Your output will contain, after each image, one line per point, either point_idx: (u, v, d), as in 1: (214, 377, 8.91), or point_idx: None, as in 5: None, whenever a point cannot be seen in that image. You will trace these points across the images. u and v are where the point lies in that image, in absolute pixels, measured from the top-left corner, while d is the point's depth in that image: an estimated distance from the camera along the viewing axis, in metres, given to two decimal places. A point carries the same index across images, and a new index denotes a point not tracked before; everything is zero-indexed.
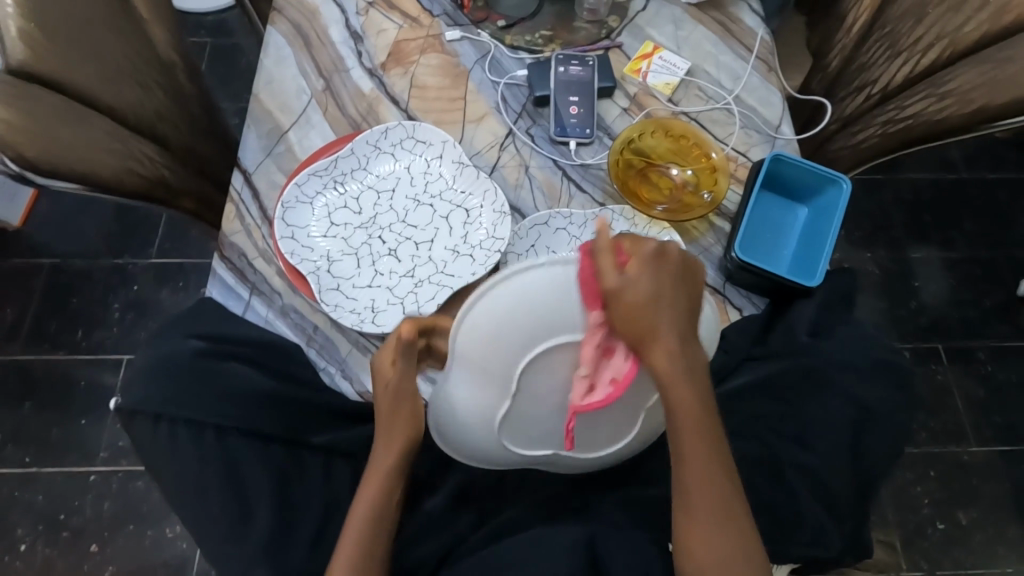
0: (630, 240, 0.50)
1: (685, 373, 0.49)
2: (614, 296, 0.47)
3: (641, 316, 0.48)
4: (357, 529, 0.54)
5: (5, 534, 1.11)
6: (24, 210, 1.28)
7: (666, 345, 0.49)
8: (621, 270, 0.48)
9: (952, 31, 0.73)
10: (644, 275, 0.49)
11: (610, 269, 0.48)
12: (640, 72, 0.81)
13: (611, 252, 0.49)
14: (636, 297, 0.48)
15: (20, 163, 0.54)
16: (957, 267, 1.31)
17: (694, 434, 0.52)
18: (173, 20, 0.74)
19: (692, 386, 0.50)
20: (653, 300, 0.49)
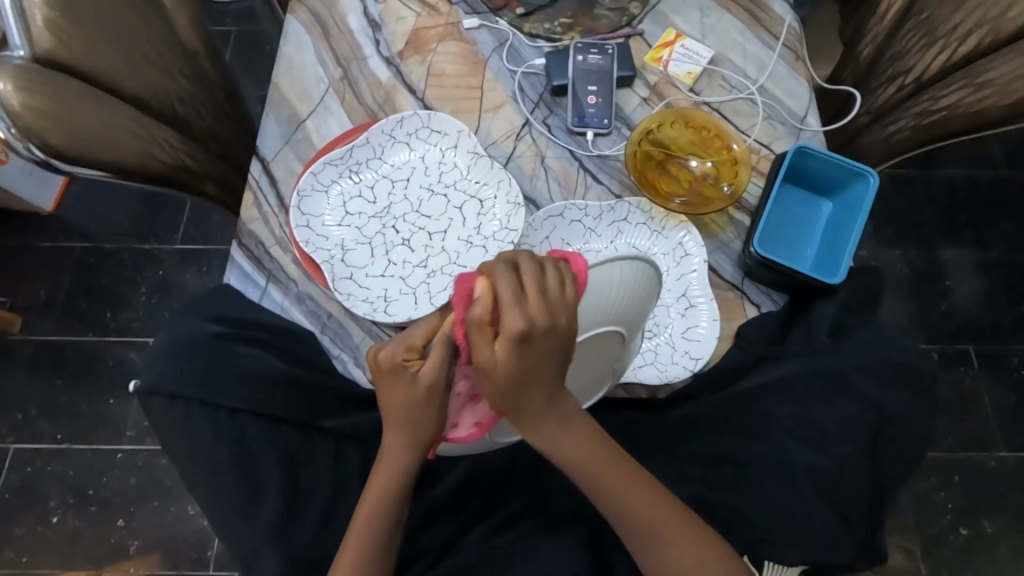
0: (504, 301, 0.42)
1: (558, 429, 0.49)
2: (479, 369, 0.44)
3: (500, 387, 0.45)
4: (363, 525, 0.54)
5: (37, 505, 1.15)
6: (56, 194, 1.32)
7: (527, 405, 0.47)
8: (491, 346, 0.43)
9: (993, 17, 0.69)
10: (508, 353, 0.43)
11: (485, 343, 0.43)
12: (661, 61, 0.79)
13: (481, 322, 0.42)
14: (500, 375, 0.44)
15: (46, 150, 0.56)
16: (992, 266, 1.26)
17: (601, 478, 0.52)
18: (195, 8, 0.75)
19: (569, 434, 0.50)
20: (515, 379, 0.44)
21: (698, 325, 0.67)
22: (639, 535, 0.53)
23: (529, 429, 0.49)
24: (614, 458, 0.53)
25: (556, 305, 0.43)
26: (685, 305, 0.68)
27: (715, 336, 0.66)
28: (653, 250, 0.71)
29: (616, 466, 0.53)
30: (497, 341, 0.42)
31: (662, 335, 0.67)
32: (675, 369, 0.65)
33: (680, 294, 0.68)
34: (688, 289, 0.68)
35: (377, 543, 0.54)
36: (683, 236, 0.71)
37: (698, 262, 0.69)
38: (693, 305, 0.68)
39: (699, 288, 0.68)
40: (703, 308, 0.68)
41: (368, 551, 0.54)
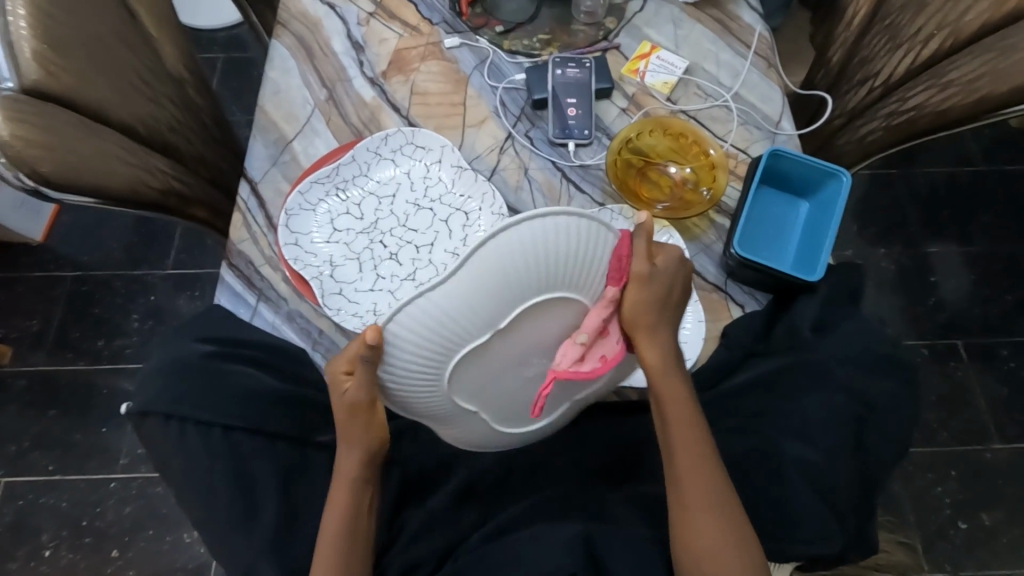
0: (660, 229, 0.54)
1: (670, 361, 0.55)
2: (638, 276, 0.51)
3: (651, 297, 0.52)
4: (335, 525, 0.54)
5: (30, 539, 1.14)
6: (46, 225, 1.32)
7: (659, 329, 0.54)
8: (652, 261, 0.52)
9: (953, 20, 0.71)
10: (672, 266, 0.53)
11: (643, 255, 0.51)
12: (638, 72, 0.82)
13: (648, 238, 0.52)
14: (657, 284, 0.52)
15: (35, 178, 0.56)
16: (976, 260, 1.29)
17: (680, 429, 0.57)
18: (181, 37, 0.76)
19: (676, 371, 0.56)
20: (667, 296, 0.53)
21: (684, 327, 0.68)
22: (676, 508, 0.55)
23: (645, 360, 0.55)
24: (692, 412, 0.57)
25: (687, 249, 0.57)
26: None
27: (700, 337, 0.68)
28: None
29: (690, 425, 0.57)
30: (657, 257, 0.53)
31: None
32: None
33: None
34: None
35: (352, 541, 0.54)
36: (666, 240, 0.73)
37: None
38: None
39: None
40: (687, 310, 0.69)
41: (345, 547, 0.54)
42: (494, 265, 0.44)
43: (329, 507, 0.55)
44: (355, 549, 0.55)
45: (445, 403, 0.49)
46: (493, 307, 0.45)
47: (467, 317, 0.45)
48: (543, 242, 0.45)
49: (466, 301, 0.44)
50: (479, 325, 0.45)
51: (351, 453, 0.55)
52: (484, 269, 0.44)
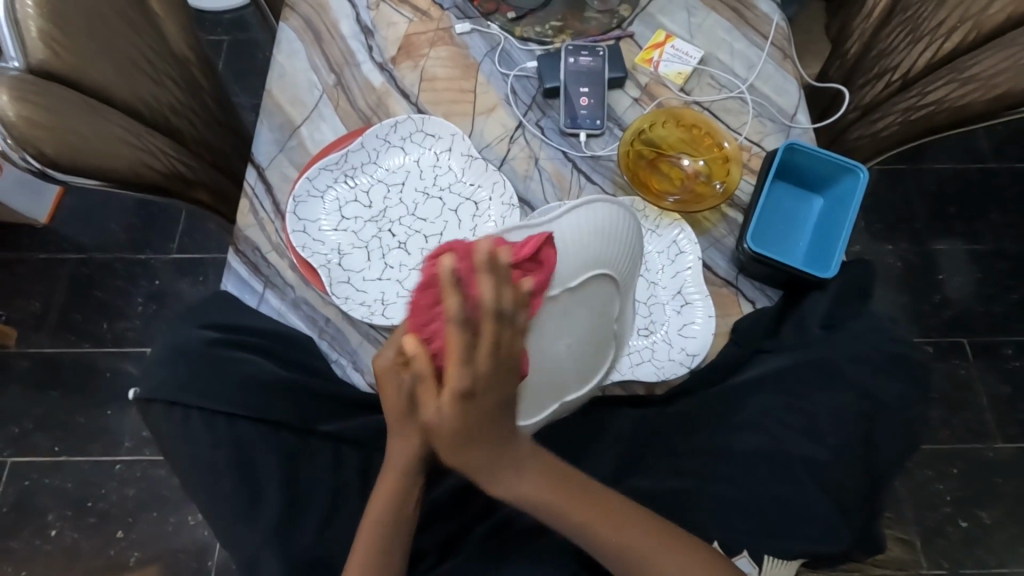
0: (454, 340, 0.39)
1: (523, 482, 0.49)
2: (431, 423, 0.45)
3: (466, 429, 0.45)
4: (379, 504, 0.52)
5: (34, 519, 1.15)
6: (50, 206, 1.32)
7: (487, 462, 0.48)
8: (438, 399, 0.44)
9: (976, 13, 0.70)
10: (452, 408, 0.44)
11: (429, 395, 0.44)
12: (652, 61, 0.80)
13: (426, 378, 0.44)
14: (449, 427, 0.45)
15: (40, 159, 0.56)
16: (984, 258, 1.28)
17: (584, 513, 0.50)
18: (187, 17, 0.75)
19: (540, 479, 0.50)
20: (470, 428, 0.45)
21: (694, 322, 0.68)
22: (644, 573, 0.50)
23: (500, 489, 0.49)
24: (589, 490, 0.52)
25: (500, 359, 0.41)
26: (680, 302, 0.69)
27: (710, 333, 0.67)
28: (648, 248, 0.71)
29: (591, 504, 0.51)
30: (441, 395, 0.43)
31: (659, 332, 0.68)
32: (671, 365, 0.66)
33: (676, 292, 0.69)
34: (683, 286, 0.69)
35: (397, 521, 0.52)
36: (677, 234, 0.71)
37: (692, 259, 0.70)
38: (688, 303, 0.69)
39: (694, 285, 0.69)
40: (698, 305, 0.68)
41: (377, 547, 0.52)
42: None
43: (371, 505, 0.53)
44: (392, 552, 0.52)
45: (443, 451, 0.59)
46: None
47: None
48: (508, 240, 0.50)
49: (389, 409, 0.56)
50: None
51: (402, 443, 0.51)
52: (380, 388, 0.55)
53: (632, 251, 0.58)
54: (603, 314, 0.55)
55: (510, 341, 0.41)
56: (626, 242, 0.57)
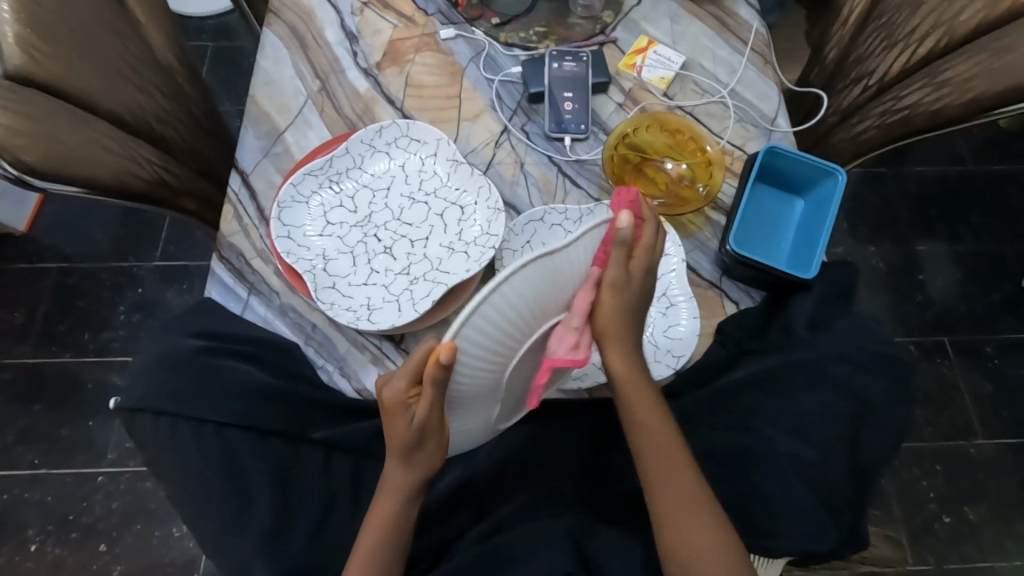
0: (646, 240, 0.51)
1: (640, 363, 0.56)
2: (612, 282, 0.50)
3: (625, 303, 0.52)
4: (374, 532, 0.53)
5: (16, 535, 1.12)
6: (31, 215, 1.30)
7: (627, 342, 0.54)
8: (631, 261, 0.51)
9: (947, 20, 0.72)
10: (644, 267, 0.52)
11: (619, 260, 0.50)
12: (635, 67, 0.81)
13: (627, 242, 0.49)
14: (632, 288, 0.51)
15: (18, 167, 0.55)
16: (964, 258, 1.30)
17: (661, 439, 0.56)
18: (170, 24, 0.75)
19: (644, 384, 0.57)
20: (641, 296, 0.53)
21: (679, 324, 0.68)
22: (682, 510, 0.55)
23: (612, 359, 0.55)
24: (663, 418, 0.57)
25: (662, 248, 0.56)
26: (665, 304, 0.69)
27: (695, 334, 0.67)
28: None
29: (670, 436, 0.57)
30: (635, 257, 0.51)
31: (645, 335, 0.67)
32: (657, 367, 0.66)
33: (661, 294, 0.69)
34: (668, 288, 0.69)
35: (389, 549, 0.53)
36: (662, 237, 0.72)
37: (676, 261, 0.70)
38: (673, 304, 0.69)
39: (678, 287, 0.69)
40: (682, 307, 0.69)
41: (381, 550, 0.53)
42: (494, 326, 0.44)
43: (370, 515, 0.54)
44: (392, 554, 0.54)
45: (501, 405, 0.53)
46: (510, 344, 0.46)
47: (489, 373, 0.47)
48: (552, 272, 0.46)
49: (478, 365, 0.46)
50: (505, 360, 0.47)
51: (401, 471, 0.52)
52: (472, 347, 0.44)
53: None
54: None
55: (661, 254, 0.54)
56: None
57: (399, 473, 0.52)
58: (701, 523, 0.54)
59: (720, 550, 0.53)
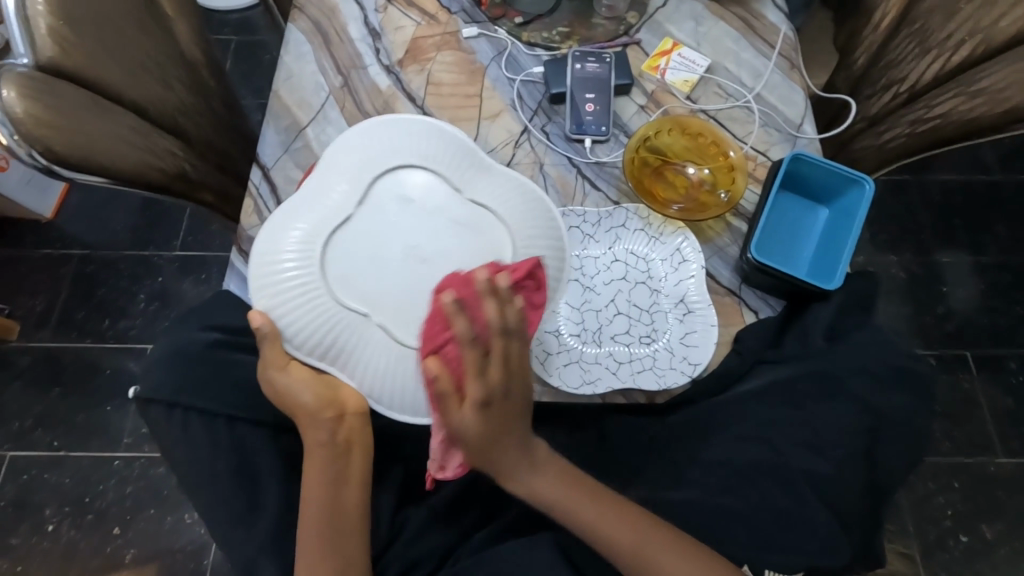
0: (468, 360, 0.50)
1: (534, 468, 0.57)
2: (451, 432, 0.53)
3: (477, 442, 0.54)
4: (314, 502, 0.56)
5: (32, 515, 1.14)
6: (55, 202, 1.32)
7: (504, 466, 0.56)
8: (462, 410, 0.52)
9: (985, 27, 0.70)
10: (474, 415, 0.52)
11: (453, 405, 0.51)
12: (659, 69, 0.80)
13: (448, 394, 0.51)
14: (471, 431, 0.52)
15: (47, 157, 0.55)
16: (990, 271, 1.27)
17: (590, 511, 0.56)
18: (196, 18, 0.75)
19: (552, 485, 0.57)
20: (496, 425, 0.53)
21: (696, 331, 0.68)
22: (640, 563, 0.55)
23: (514, 487, 0.57)
24: (595, 498, 0.57)
25: (509, 366, 0.51)
26: (683, 311, 0.69)
27: (712, 342, 0.67)
28: (651, 256, 0.72)
29: (595, 502, 0.57)
30: (463, 406, 0.51)
31: (661, 340, 0.68)
32: (672, 375, 0.66)
33: (678, 300, 0.69)
34: (686, 295, 0.70)
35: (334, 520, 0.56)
36: (681, 242, 0.72)
37: (695, 268, 0.70)
38: (691, 311, 0.69)
39: (697, 294, 0.70)
40: (700, 314, 0.68)
41: (324, 514, 0.55)
42: (271, 273, 0.56)
43: (306, 477, 0.57)
44: (339, 516, 0.56)
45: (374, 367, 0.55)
46: (300, 259, 0.55)
47: (311, 311, 0.55)
48: (303, 203, 0.58)
49: (287, 302, 0.55)
50: (315, 279, 0.55)
51: (307, 428, 0.57)
52: (272, 286, 0.55)
53: (428, 138, 0.60)
54: (424, 203, 0.57)
55: (510, 352, 0.51)
56: (418, 135, 0.60)
57: (312, 431, 0.57)
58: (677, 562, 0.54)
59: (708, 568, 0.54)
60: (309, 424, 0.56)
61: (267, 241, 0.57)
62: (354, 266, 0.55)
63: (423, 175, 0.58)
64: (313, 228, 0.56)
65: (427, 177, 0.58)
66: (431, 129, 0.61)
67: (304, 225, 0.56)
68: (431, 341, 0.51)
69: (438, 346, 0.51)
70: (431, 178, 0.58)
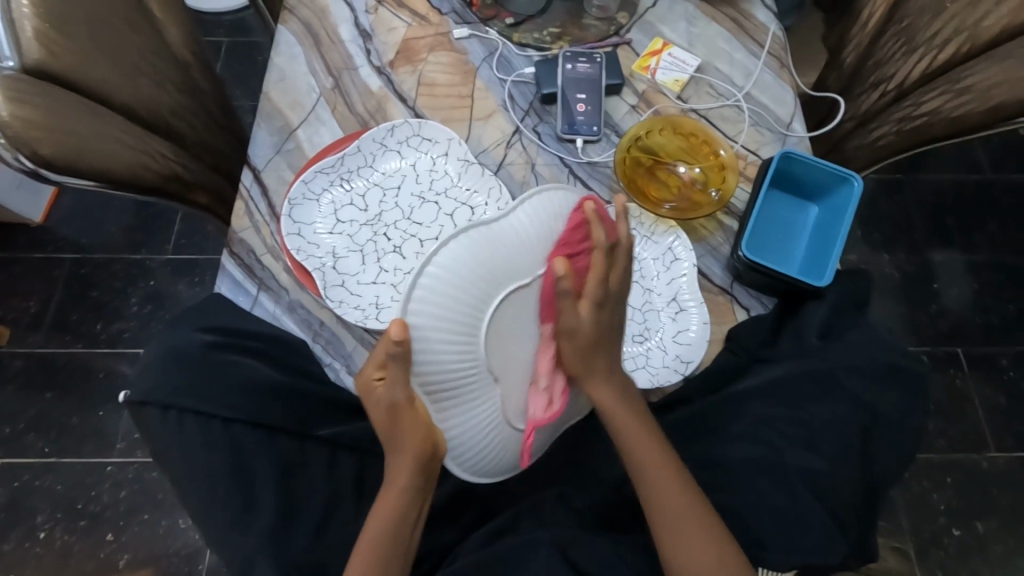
0: (597, 261, 0.54)
1: (620, 391, 0.58)
2: (565, 331, 0.54)
3: (581, 347, 0.55)
4: (373, 532, 0.53)
5: (24, 521, 1.14)
6: (45, 206, 1.31)
7: (599, 373, 0.57)
8: (579, 311, 0.54)
9: (971, 25, 0.70)
10: (591, 315, 0.54)
11: (569, 309, 0.53)
12: (649, 69, 0.81)
13: (568, 294, 0.53)
14: (583, 333, 0.54)
15: (35, 160, 0.55)
16: (980, 268, 1.28)
17: (640, 441, 0.58)
18: (186, 19, 0.75)
19: (634, 416, 0.58)
20: (602, 334, 0.56)
21: (689, 329, 0.68)
22: (664, 520, 0.55)
23: (597, 389, 0.58)
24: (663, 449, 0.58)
25: (618, 278, 0.57)
26: (675, 309, 0.69)
27: (705, 340, 0.68)
28: (644, 255, 0.72)
29: (654, 441, 0.58)
30: (584, 307, 0.54)
31: (654, 339, 0.69)
32: (666, 372, 0.67)
33: (671, 299, 0.70)
34: (679, 293, 0.70)
35: (393, 555, 0.52)
36: (673, 241, 0.72)
37: (687, 266, 0.71)
38: (683, 309, 0.69)
39: (689, 292, 0.70)
40: (693, 312, 0.69)
41: (382, 551, 0.52)
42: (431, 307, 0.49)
43: (376, 514, 0.53)
44: (405, 553, 0.53)
45: (486, 437, 0.54)
46: (467, 309, 0.50)
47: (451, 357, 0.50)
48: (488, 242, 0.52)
49: (437, 342, 0.49)
50: (472, 338, 0.51)
51: (400, 463, 0.52)
52: (423, 317, 0.49)
53: None
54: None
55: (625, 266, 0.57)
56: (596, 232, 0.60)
57: (402, 468, 0.52)
58: (699, 542, 0.54)
59: (721, 563, 0.53)
60: (406, 468, 0.52)
61: (439, 269, 0.50)
62: (505, 335, 0.53)
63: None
64: (488, 278, 0.51)
65: None
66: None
67: (475, 268, 0.51)
68: (563, 247, 0.55)
69: (574, 253, 0.55)
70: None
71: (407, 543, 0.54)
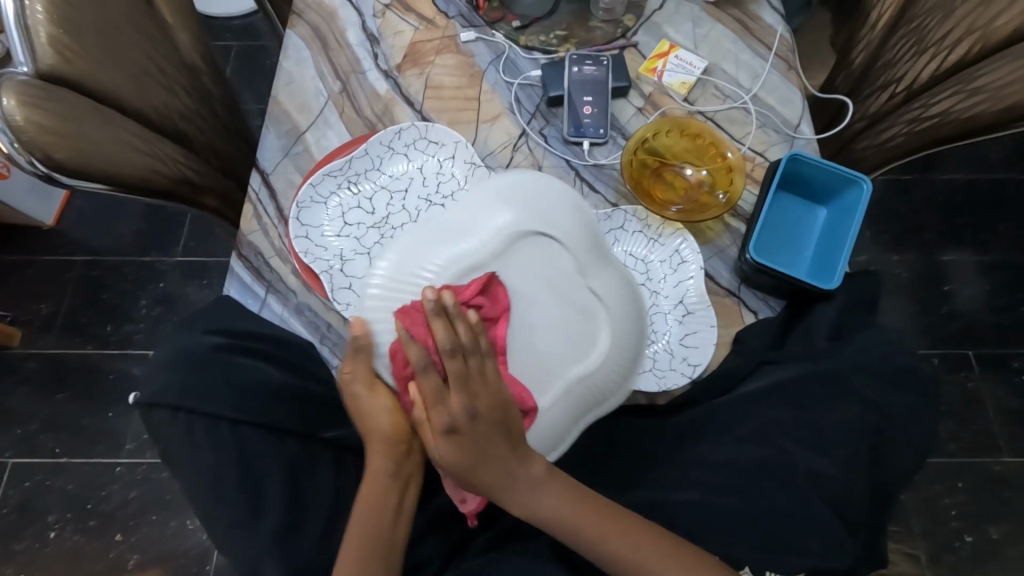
0: (428, 388, 0.52)
1: (542, 491, 0.55)
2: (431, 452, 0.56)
3: (465, 464, 0.54)
4: (363, 520, 0.55)
5: (36, 521, 1.15)
6: (57, 209, 1.32)
7: (507, 485, 0.55)
8: (437, 439, 0.54)
9: (982, 25, 0.69)
10: (445, 441, 0.54)
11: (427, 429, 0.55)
12: (656, 71, 0.80)
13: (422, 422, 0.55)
14: (450, 457, 0.54)
15: (48, 164, 0.56)
16: (993, 269, 1.27)
17: (587, 517, 0.55)
18: (195, 24, 0.76)
19: (557, 494, 0.55)
20: (473, 457, 0.54)
21: (695, 331, 0.70)
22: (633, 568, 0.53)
23: (518, 496, 0.55)
24: (598, 508, 0.55)
25: (466, 386, 0.52)
26: (682, 312, 0.70)
27: (711, 342, 0.69)
28: (650, 258, 0.72)
29: (594, 508, 0.55)
30: (435, 435, 0.54)
31: (660, 341, 0.70)
32: (673, 375, 0.68)
33: (677, 301, 0.71)
34: (685, 296, 0.71)
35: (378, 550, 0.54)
36: (679, 244, 0.72)
37: (693, 269, 0.71)
38: (690, 312, 0.70)
39: (695, 295, 0.71)
40: (700, 315, 0.70)
41: (370, 543, 0.54)
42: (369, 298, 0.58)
43: (359, 503, 0.57)
44: (389, 549, 0.55)
45: None
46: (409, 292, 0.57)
47: None
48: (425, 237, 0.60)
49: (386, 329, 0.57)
50: None
51: (375, 454, 0.58)
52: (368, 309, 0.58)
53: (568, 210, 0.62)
54: (544, 271, 0.60)
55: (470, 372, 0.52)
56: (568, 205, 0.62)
57: (379, 457, 0.58)
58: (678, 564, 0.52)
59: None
60: (379, 452, 0.58)
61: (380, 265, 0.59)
62: None
63: (552, 246, 0.61)
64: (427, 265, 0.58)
65: (558, 252, 0.60)
66: (563, 200, 0.62)
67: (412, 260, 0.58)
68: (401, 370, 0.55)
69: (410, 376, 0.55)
70: (560, 251, 0.61)
71: (395, 535, 0.56)
